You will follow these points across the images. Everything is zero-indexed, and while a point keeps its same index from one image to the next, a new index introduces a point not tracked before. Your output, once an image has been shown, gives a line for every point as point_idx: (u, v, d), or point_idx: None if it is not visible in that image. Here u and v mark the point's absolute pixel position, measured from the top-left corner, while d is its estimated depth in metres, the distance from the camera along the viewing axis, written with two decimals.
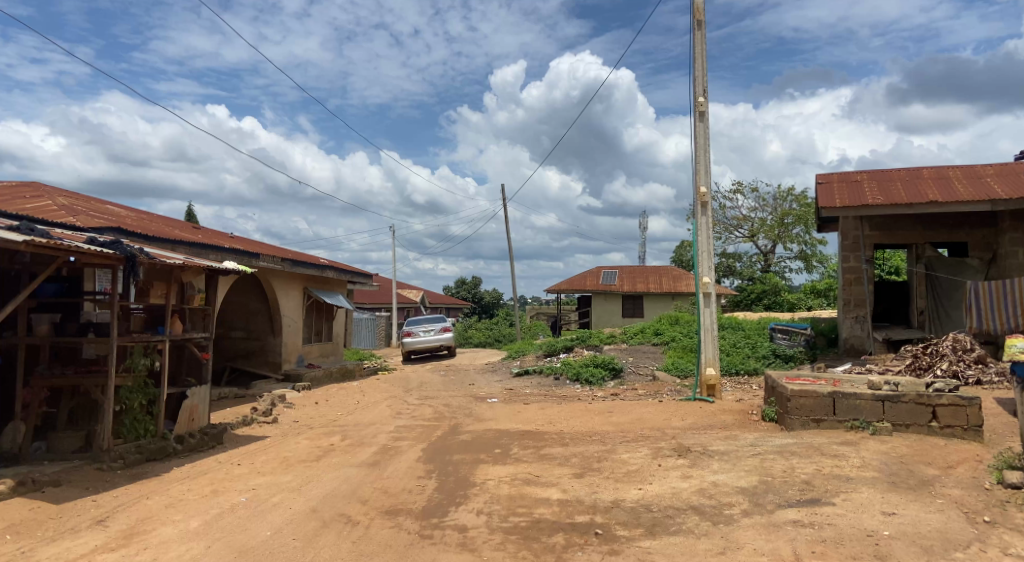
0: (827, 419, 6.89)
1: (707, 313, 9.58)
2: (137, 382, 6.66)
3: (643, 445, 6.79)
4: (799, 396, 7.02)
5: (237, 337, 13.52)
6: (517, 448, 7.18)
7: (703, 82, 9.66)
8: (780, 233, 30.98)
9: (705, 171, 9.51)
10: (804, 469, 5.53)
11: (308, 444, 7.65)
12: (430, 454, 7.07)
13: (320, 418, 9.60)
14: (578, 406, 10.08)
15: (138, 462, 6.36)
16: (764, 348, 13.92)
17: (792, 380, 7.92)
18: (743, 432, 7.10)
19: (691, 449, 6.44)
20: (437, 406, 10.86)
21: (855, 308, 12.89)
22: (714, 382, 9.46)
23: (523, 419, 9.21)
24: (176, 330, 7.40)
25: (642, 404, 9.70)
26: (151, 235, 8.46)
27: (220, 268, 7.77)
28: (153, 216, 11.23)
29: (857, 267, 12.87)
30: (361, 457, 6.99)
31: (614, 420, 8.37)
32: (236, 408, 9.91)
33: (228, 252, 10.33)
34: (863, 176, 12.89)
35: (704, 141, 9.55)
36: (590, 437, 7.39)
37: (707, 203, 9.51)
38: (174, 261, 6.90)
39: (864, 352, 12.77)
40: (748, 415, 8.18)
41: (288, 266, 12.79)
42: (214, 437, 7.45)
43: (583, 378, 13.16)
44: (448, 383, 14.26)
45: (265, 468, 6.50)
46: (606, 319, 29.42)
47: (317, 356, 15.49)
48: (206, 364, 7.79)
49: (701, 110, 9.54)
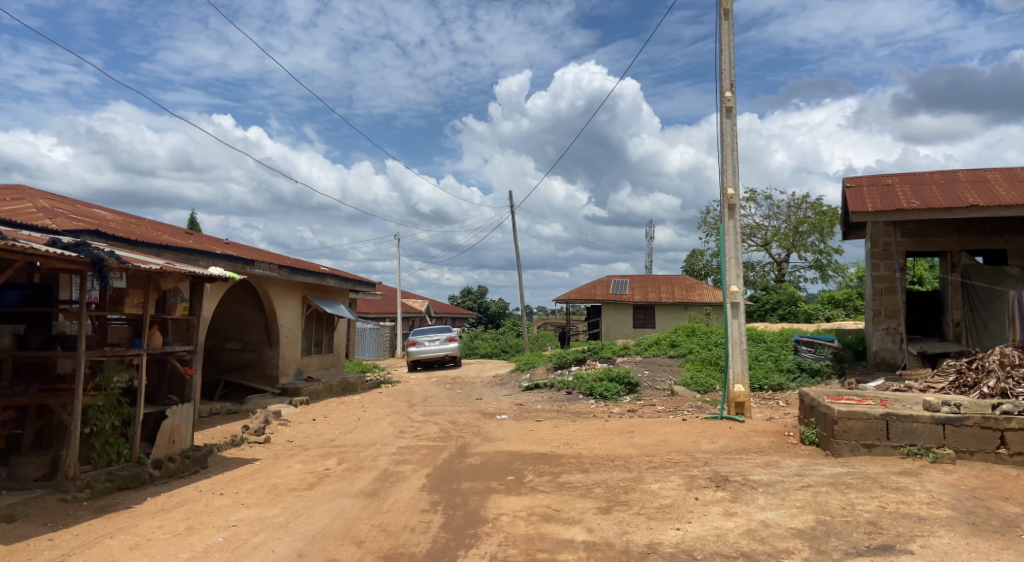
0: (880, 445, 6.09)
1: (735, 325, 8.87)
2: (109, 401, 6.06)
3: (674, 472, 6.05)
4: (847, 419, 6.22)
5: (233, 349, 12.87)
6: (532, 474, 6.45)
7: (730, 75, 9.02)
8: (795, 241, 30.20)
9: (732, 171, 8.84)
10: (866, 505, 4.78)
11: (301, 469, 6.95)
12: (435, 482, 6.33)
13: (317, 437, 8.90)
14: (595, 425, 9.34)
15: (109, 491, 5.77)
16: (788, 361, 13.17)
17: (835, 399, 7.13)
18: (785, 458, 6.33)
19: (730, 478, 5.69)
20: (443, 423, 10.15)
21: (886, 319, 12.12)
22: (743, 399, 8.71)
23: (537, 439, 8.48)
24: (155, 343, 6.80)
25: (664, 423, 8.95)
26: (133, 239, 7.86)
27: (205, 274, 7.12)
28: (142, 221, 10.63)
29: (888, 276, 12.15)
30: (358, 485, 6.27)
31: (637, 442, 7.63)
32: (227, 426, 9.25)
33: (219, 257, 9.69)
34: (894, 180, 12.17)
35: (732, 139, 8.89)
36: (613, 463, 6.65)
37: (735, 205, 8.83)
38: (152, 267, 6.27)
39: (896, 367, 11.98)
40: (785, 438, 7.41)
41: (287, 273, 12.10)
42: (197, 461, 6.84)
43: (597, 392, 12.45)
44: (454, 398, 13.53)
45: (250, 498, 5.80)
46: (616, 330, 28.64)
47: (316, 369, 14.83)
48: (189, 381, 7.17)
49: (727, 105, 8.89)
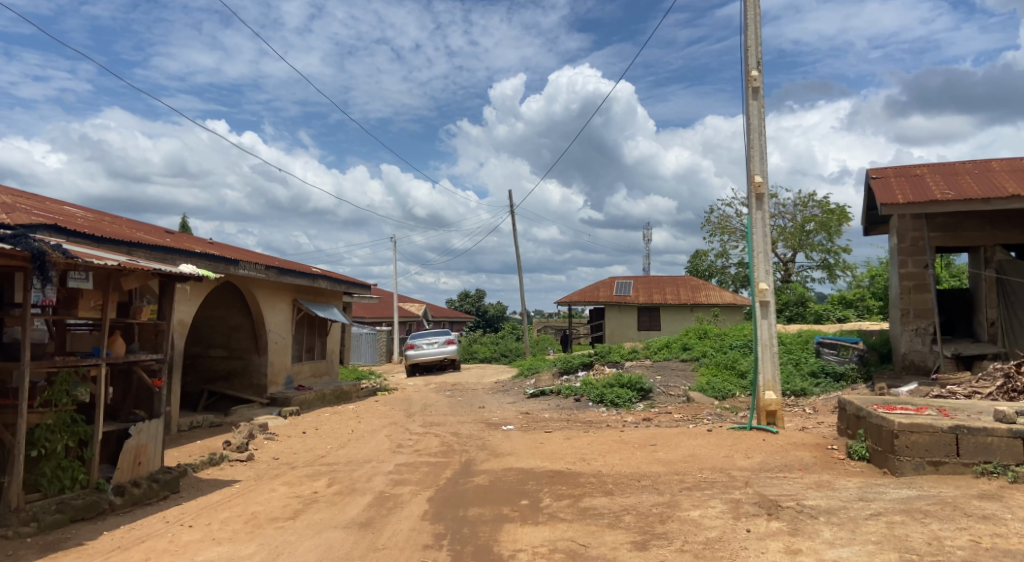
0: (949, 462, 5.28)
1: (764, 326, 8.09)
2: (60, 419, 5.25)
3: (713, 496, 5.25)
4: (910, 432, 5.38)
5: (218, 357, 12.06)
6: (549, 498, 5.63)
7: (757, 52, 8.27)
8: (802, 241, 29.52)
9: (760, 158, 8.11)
10: (955, 540, 4.00)
11: (285, 493, 6.12)
12: (438, 508, 5.52)
13: (305, 454, 8.06)
14: (611, 437, 8.52)
15: (59, 524, 4.97)
16: (809, 364, 12.41)
17: (885, 409, 6.32)
18: (837, 478, 5.54)
19: (781, 503, 4.88)
20: (443, 435, 9.37)
21: (915, 319, 11.32)
22: (775, 408, 7.92)
23: (547, 453, 7.70)
24: (117, 352, 5.99)
25: (687, 433, 8.19)
26: (98, 236, 7.08)
27: (174, 274, 6.29)
28: (116, 220, 9.83)
29: (917, 273, 11.33)
30: (350, 513, 5.45)
31: (662, 458, 6.85)
32: (206, 442, 8.41)
33: (198, 256, 8.88)
34: (924, 169, 11.43)
35: (759, 123, 8.18)
36: (639, 483, 5.85)
37: (763, 195, 8.08)
38: (109, 263, 5.43)
39: (927, 370, 11.14)
40: (829, 452, 6.61)
41: (274, 275, 11.24)
42: (167, 485, 6.07)
43: (608, 398, 11.68)
44: (455, 406, 12.68)
45: (224, 532, 4.98)
46: (621, 333, 27.86)
47: (308, 377, 13.96)
48: (157, 394, 6.35)
49: (754, 85, 8.16)
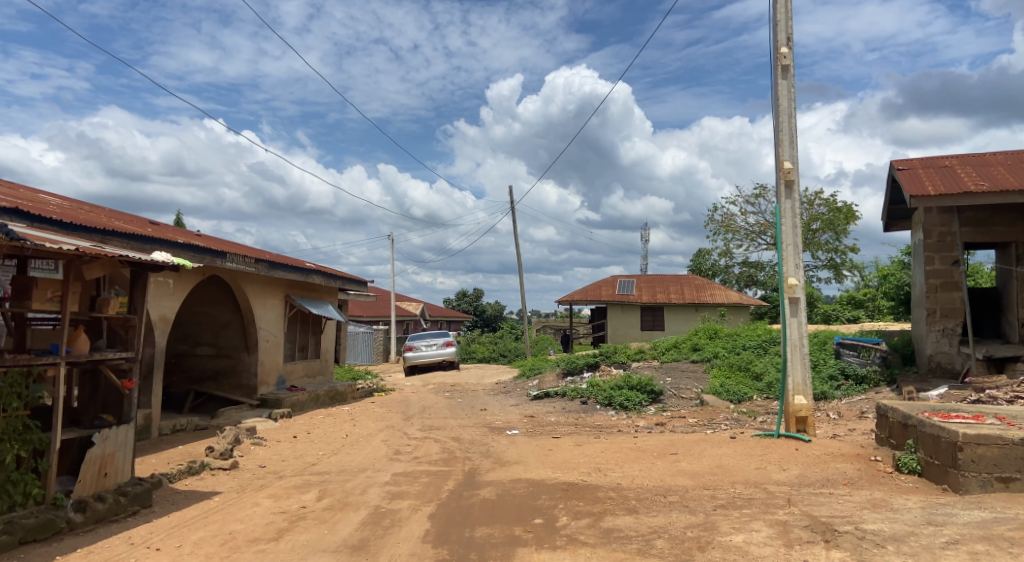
0: (1020, 479, 4.67)
1: (793, 324, 7.49)
2: (11, 426, 4.57)
3: (754, 517, 4.62)
4: (976, 445, 4.75)
5: (205, 356, 11.37)
6: (567, 516, 4.99)
7: (787, 26, 7.64)
8: (808, 239, 28.99)
9: (789, 142, 7.53)
10: None
11: (269, 508, 5.45)
12: (441, 528, 4.86)
13: (295, 461, 7.41)
14: (625, 444, 7.87)
15: (6, 548, 4.30)
16: (828, 367, 11.82)
17: (938, 417, 5.71)
18: (891, 496, 4.91)
19: (837, 527, 4.25)
20: (445, 440, 8.73)
21: (942, 319, 10.71)
22: (805, 415, 7.32)
23: (558, 462, 7.07)
24: (80, 350, 5.31)
25: (710, 441, 7.58)
26: (64, 222, 6.38)
27: (145, 262, 5.60)
28: (93, 208, 9.13)
29: (944, 271, 10.71)
30: (342, 534, 4.78)
31: (687, 469, 6.21)
32: (187, 448, 7.74)
33: (179, 246, 8.19)
34: (952, 160, 10.83)
35: (789, 104, 7.60)
36: (666, 500, 5.21)
37: (793, 182, 7.47)
38: (66, 247, 4.71)
39: (955, 373, 10.58)
40: (873, 464, 5.99)
41: (264, 269, 10.57)
42: (136, 500, 5.40)
43: (617, 402, 11.07)
44: (454, 408, 12.02)
45: (195, 557, 4.32)
46: (624, 333, 27.24)
47: (301, 377, 13.32)
48: (128, 397, 5.67)
49: (784, 63, 7.58)
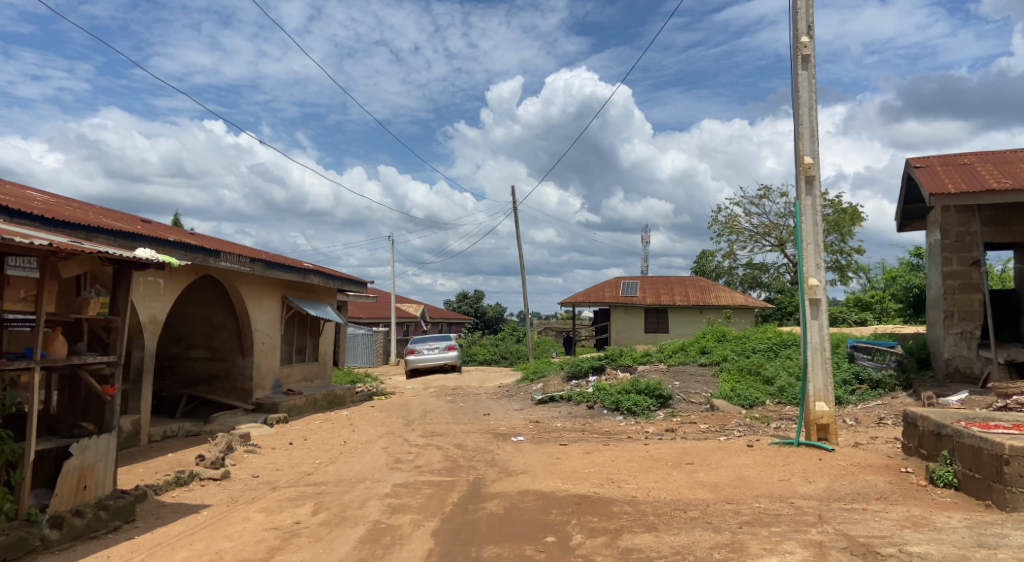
0: None
1: (814, 327, 7.15)
2: None
3: (785, 536, 4.26)
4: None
5: (199, 358, 11.02)
6: (581, 534, 4.63)
7: (808, 14, 7.30)
8: None
9: (810, 136, 7.19)
10: None
11: (261, 523, 5.09)
12: (445, 546, 4.51)
13: (290, 470, 7.05)
14: (637, 452, 7.51)
15: None
16: (842, 371, 11.51)
17: (974, 426, 5.35)
18: (931, 513, 4.56)
19: (879, 549, 3.89)
20: (447, 447, 8.38)
21: (960, 321, 10.35)
22: (826, 422, 6.97)
23: (566, 471, 6.72)
24: (58, 353, 4.96)
25: (726, 449, 7.24)
26: (46, 217, 6.03)
27: (129, 260, 5.26)
28: (82, 205, 8.78)
29: (962, 272, 10.36)
30: (339, 553, 4.43)
31: (705, 481, 5.85)
32: (177, 457, 7.38)
33: (169, 244, 7.83)
34: (971, 158, 10.49)
35: (809, 96, 7.27)
36: (687, 515, 4.86)
37: (813, 178, 7.13)
38: (39, 243, 4.37)
39: (973, 377, 10.22)
40: (905, 476, 5.63)
41: (260, 269, 10.24)
42: (118, 514, 5.05)
43: (624, 407, 10.72)
44: (457, 413, 11.65)
45: None
46: (627, 335, 26.89)
47: (298, 381, 12.95)
48: (111, 404, 5.31)
49: (804, 53, 7.25)
